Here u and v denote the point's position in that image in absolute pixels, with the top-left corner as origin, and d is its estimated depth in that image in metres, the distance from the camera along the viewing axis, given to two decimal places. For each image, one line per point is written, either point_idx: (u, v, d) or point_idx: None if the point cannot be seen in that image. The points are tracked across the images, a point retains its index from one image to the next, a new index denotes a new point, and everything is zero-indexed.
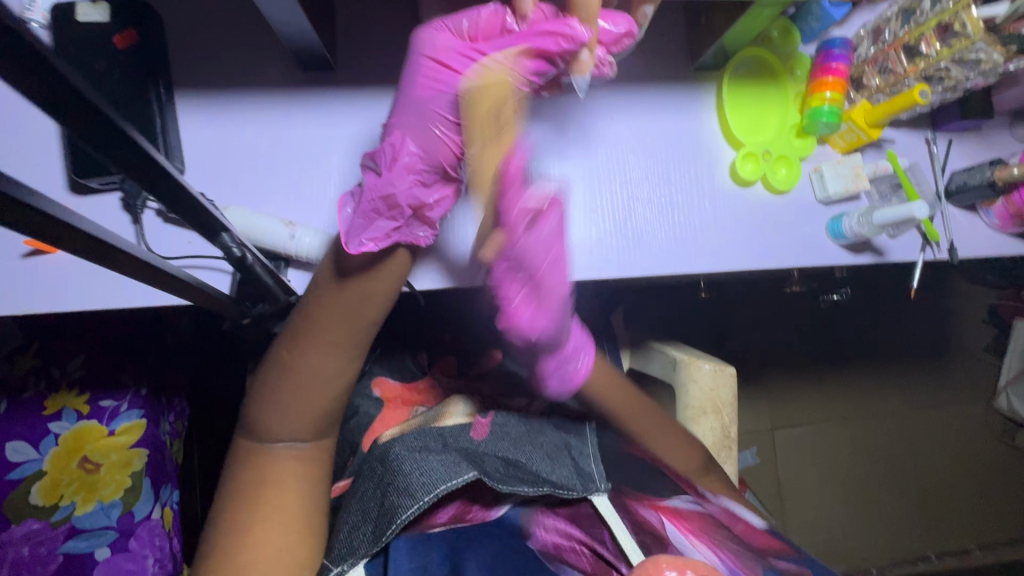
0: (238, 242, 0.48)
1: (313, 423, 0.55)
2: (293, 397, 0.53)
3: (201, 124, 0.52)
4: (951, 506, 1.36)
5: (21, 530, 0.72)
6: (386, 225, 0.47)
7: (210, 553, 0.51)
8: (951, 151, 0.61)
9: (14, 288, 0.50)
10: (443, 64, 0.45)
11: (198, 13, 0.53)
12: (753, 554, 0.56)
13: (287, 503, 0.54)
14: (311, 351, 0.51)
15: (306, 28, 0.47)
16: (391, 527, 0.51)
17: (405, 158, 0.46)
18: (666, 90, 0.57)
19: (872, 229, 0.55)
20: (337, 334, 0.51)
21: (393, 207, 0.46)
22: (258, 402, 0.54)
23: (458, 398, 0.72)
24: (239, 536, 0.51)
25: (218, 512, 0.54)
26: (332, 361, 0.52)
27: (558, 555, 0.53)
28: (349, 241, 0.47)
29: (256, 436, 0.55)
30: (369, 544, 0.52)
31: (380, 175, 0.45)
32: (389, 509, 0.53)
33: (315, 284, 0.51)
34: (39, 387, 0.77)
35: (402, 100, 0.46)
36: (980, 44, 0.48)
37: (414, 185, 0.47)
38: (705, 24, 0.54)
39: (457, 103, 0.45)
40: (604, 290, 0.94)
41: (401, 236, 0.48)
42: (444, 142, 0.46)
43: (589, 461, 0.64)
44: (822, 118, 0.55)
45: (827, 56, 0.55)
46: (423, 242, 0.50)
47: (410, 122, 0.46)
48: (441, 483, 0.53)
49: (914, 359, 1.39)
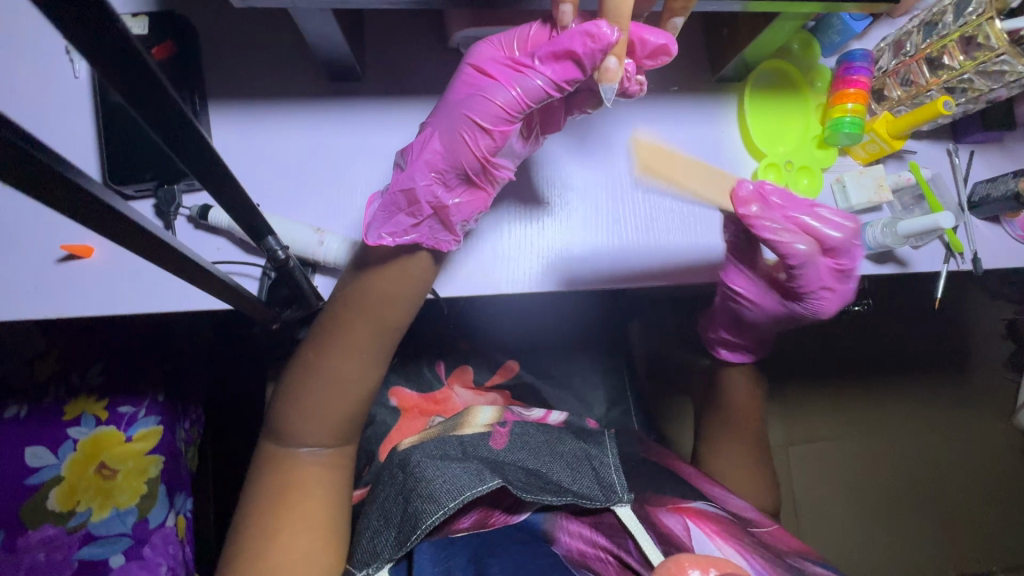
0: (282, 246, 0.47)
1: (338, 429, 0.56)
2: (315, 402, 0.54)
3: (232, 132, 0.53)
4: (973, 525, 1.33)
5: (38, 535, 0.73)
6: (405, 221, 0.49)
7: (236, 555, 0.52)
8: (973, 162, 0.61)
9: (45, 291, 0.50)
10: (480, 70, 0.46)
11: (231, 27, 0.54)
12: (776, 552, 0.58)
13: (310, 510, 0.55)
14: (333, 357, 0.52)
15: (337, 40, 0.48)
16: (415, 533, 0.53)
17: (428, 154, 0.47)
18: (687, 101, 0.58)
19: (896, 239, 0.55)
20: (358, 340, 0.52)
21: (411, 203, 0.48)
22: (284, 406, 0.55)
23: (479, 407, 0.73)
24: (265, 542, 0.52)
25: (246, 517, 0.55)
26: (355, 367, 0.53)
27: (584, 561, 0.55)
28: (368, 234, 0.49)
29: (283, 442, 0.56)
30: (394, 549, 0.53)
31: (402, 171, 0.47)
32: (412, 514, 0.55)
33: (340, 291, 0.52)
34: (58, 393, 0.78)
35: (440, 104, 0.48)
36: (1005, 56, 0.48)
37: (435, 183, 0.48)
38: (726, 36, 0.55)
39: (485, 104, 0.45)
40: (618, 303, 0.94)
41: (421, 235, 0.49)
42: (467, 145, 0.46)
43: (611, 471, 0.64)
44: (845, 129, 0.55)
45: (848, 68, 0.56)
46: (446, 247, 0.50)
47: (440, 122, 0.47)
48: (467, 488, 0.55)
49: (933, 374, 1.37)
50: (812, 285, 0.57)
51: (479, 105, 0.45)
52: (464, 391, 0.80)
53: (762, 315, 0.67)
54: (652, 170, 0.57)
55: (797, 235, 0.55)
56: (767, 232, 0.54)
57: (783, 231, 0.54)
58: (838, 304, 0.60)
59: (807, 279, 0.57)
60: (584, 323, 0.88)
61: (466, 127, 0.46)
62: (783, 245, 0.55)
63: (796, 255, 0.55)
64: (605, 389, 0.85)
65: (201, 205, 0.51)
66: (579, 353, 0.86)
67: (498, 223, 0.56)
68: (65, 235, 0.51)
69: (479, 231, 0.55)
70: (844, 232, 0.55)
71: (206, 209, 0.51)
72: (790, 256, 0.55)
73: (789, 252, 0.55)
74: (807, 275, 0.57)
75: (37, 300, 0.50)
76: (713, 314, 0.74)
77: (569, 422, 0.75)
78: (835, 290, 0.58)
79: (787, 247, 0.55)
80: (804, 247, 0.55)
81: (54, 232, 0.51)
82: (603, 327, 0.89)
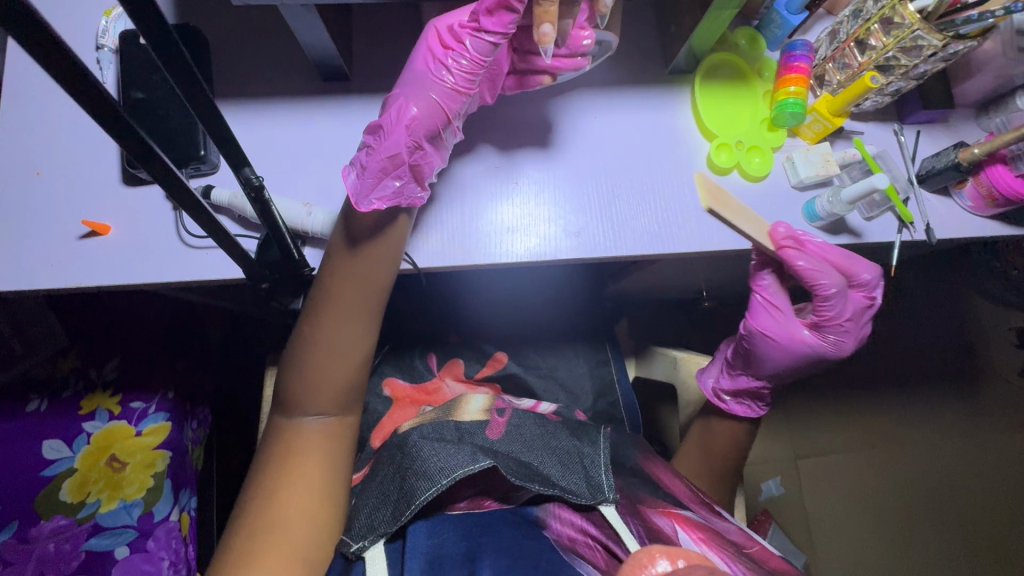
0: (257, 175, 0.51)
1: (339, 399, 0.59)
2: (317, 370, 0.57)
3: (236, 126, 0.60)
4: (996, 541, 1.29)
5: (49, 525, 0.77)
6: (392, 184, 0.52)
7: (239, 510, 0.56)
8: (920, 141, 0.65)
9: (65, 266, 0.56)
10: (442, 43, 0.53)
11: (238, 39, 0.62)
12: (762, 567, 0.61)
13: (310, 473, 0.58)
14: (330, 322, 0.56)
15: (325, 40, 0.55)
16: (409, 508, 0.58)
17: (406, 120, 0.52)
18: (645, 92, 0.64)
19: (842, 207, 0.59)
20: (351, 304, 0.56)
21: (393, 163, 0.52)
22: (286, 374, 0.59)
23: (471, 397, 0.78)
24: (267, 498, 0.55)
25: (250, 478, 0.58)
26: (352, 330, 0.57)
27: (573, 547, 0.60)
28: (360, 203, 0.51)
29: (288, 413, 0.59)
30: (389, 523, 0.59)
31: (383, 139, 0.52)
32: (409, 491, 0.60)
33: (329, 256, 0.56)
34: (77, 387, 0.83)
35: (408, 75, 0.54)
36: (919, 32, 0.52)
37: (415, 148, 0.53)
38: (675, 32, 0.61)
39: (448, 71, 0.53)
40: (604, 301, 0.97)
41: (403, 195, 0.53)
42: (439, 104, 0.53)
43: (600, 470, 0.67)
44: (788, 109, 0.59)
45: (789, 57, 0.61)
46: (420, 203, 0.55)
47: (409, 90, 0.53)
48: (459, 468, 0.60)
49: (940, 383, 1.36)
50: (840, 315, 0.65)
51: (444, 74, 0.53)
52: (456, 383, 0.83)
53: (790, 359, 0.69)
54: (716, 202, 0.59)
55: (834, 276, 0.62)
56: (810, 270, 0.60)
57: (824, 269, 0.61)
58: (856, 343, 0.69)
59: (837, 308, 0.65)
60: (570, 318, 0.91)
61: (437, 92, 0.53)
62: (822, 281, 0.62)
63: (831, 288, 0.62)
64: (591, 380, 0.88)
65: (205, 185, 0.57)
66: (567, 346, 0.89)
67: (462, 201, 0.60)
68: (88, 216, 0.57)
69: (450, 207, 0.60)
70: (872, 274, 0.65)
71: (209, 188, 0.57)
72: (824, 291, 0.63)
73: (822, 286, 0.62)
74: (840, 309, 0.65)
75: (59, 272, 0.56)
76: (732, 355, 0.75)
77: (561, 414, 0.80)
78: (856, 323, 0.67)
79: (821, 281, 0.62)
80: (839, 282, 0.62)
81: (76, 214, 0.57)
82: (591, 323, 0.92)
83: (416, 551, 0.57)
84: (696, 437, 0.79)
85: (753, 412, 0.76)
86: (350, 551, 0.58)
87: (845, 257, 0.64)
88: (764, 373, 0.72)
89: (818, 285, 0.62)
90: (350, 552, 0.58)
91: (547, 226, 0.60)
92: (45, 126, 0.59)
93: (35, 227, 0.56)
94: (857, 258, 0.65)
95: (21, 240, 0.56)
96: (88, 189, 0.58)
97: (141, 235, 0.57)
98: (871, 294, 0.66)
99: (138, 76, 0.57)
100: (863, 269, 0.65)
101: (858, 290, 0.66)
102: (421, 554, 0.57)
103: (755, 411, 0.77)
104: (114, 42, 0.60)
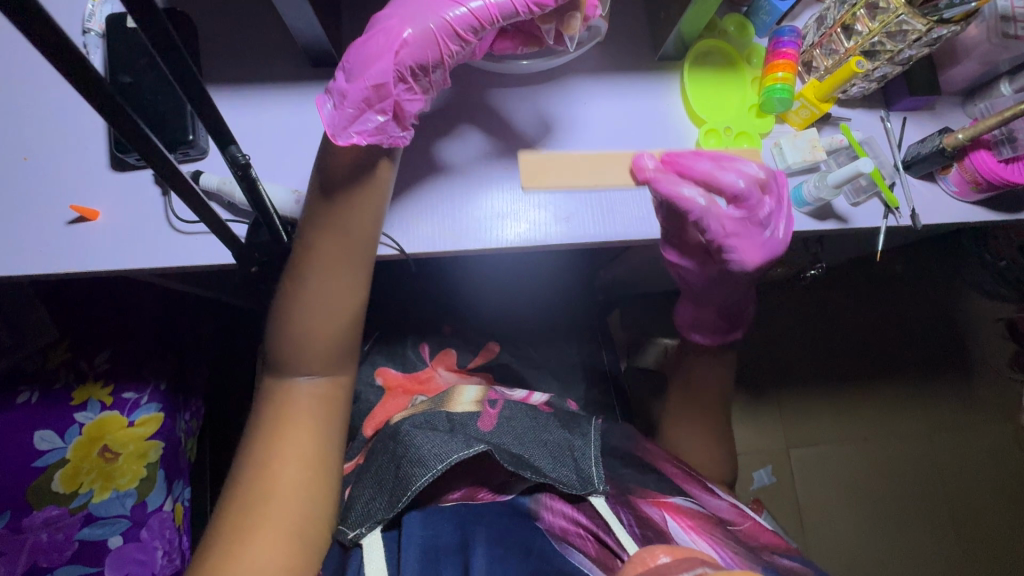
0: (244, 154, 0.52)
1: (329, 359, 0.58)
2: (302, 332, 0.56)
3: (225, 112, 0.60)
4: (983, 529, 1.31)
5: (41, 516, 0.77)
6: (373, 117, 0.50)
7: (234, 481, 0.57)
8: (906, 128, 0.65)
9: (50, 252, 0.55)
10: None
11: (228, 24, 0.62)
12: (750, 546, 0.63)
13: (302, 441, 0.58)
14: (316, 277, 0.54)
15: (314, 25, 0.55)
16: (406, 494, 0.59)
17: (398, 45, 0.50)
18: (636, 79, 0.64)
19: (829, 191, 0.59)
20: (330, 258, 0.54)
21: (380, 96, 0.50)
22: (275, 335, 0.58)
23: (464, 388, 0.78)
24: (260, 472, 0.56)
25: (244, 445, 0.59)
26: (337, 288, 0.55)
27: (565, 537, 0.61)
28: (337, 135, 0.50)
29: (281, 373, 0.59)
30: (385, 510, 0.60)
31: (373, 67, 0.50)
32: (403, 478, 0.61)
33: (309, 214, 0.54)
34: (67, 378, 0.83)
35: (413, 2, 0.52)
36: (904, 16, 0.53)
37: (399, 79, 0.51)
38: (664, 19, 0.61)
39: (458, 10, 0.51)
40: (596, 291, 0.98)
41: (381, 130, 0.51)
42: (438, 44, 0.51)
43: (591, 463, 0.68)
44: (777, 95, 0.60)
45: (777, 42, 0.61)
46: (400, 143, 0.52)
47: (410, 18, 0.50)
48: (454, 453, 0.61)
49: (928, 373, 1.37)
50: (718, 234, 0.61)
51: (454, 12, 0.51)
52: (447, 373, 0.83)
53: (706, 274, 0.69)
54: (546, 172, 0.61)
55: (698, 198, 0.58)
56: (671, 198, 0.58)
57: (687, 194, 0.58)
58: (760, 254, 0.62)
59: (718, 229, 0.61)
60: (562, 308, 0.92)
61: (439, 28, 0.51)
62: (684, 202, 0.58)
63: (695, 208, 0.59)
64: (583, 369, 0.88)
65: (193, 170, 0.57)
66: (559, 336, 0.90)
67: (454, 188, 0.60)
68: (76, 202, 0.57)
69: (444, 194, 0.60)
70: (748, 182, 0.58)
71: (198, 174, 0.57)
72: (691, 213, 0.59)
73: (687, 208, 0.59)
74: (724, 225, 0.61)
75: (48, 258, 0.55)
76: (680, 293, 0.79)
77: (553, 405, 0.79)
78: (748, 236, 0.61)
79: (684, 203, 0.58)
80: (703, 202, 0.58)
81: (65, 200, 0.57)
82: (583, 312, 0.93)
83: (412, 542, 0.58)
84: (686, 426, 0.80)
85: (713, 339, 0.80)
86: (346, 538, 0.60)
87: (708, 173, 0.59)
88: (711, 301, 0.76)
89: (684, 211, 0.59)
90: (347, 538, 0.60)
91: (541, 210, 0.60)
92: (31, 111, 0.58)
93: (22, 213, 0.56)
94: (728, 166, 0.59)
95: (8, 226, 0.56)
96: (75, 175, 0.57)
97: (129, 221, 0.57)
98: (755, 204, 0.59)
99: (125, 60, 0.57)
100: (733, 182, 0.58)
101: (740, 202, 0.59)
102: (416, 544, 0.58)
103: (712, 340, 0.80)
104: (101, 27, 0.59)
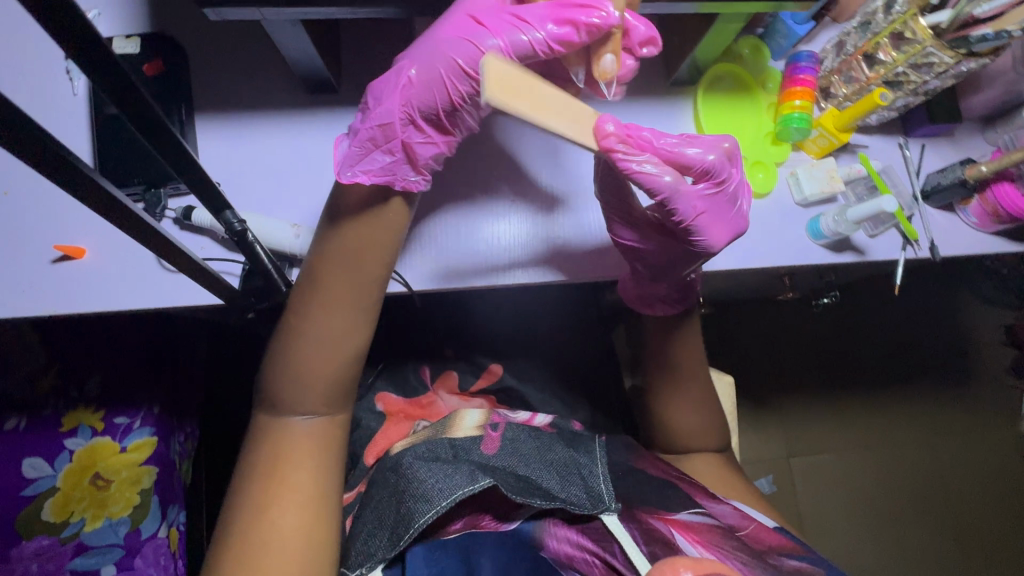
0: (240, 219, 0.50)
1: (331, 396, 0.56)
2: (303, 370, 0.53)
3: (218, 141, 0.57)
4: (984, 536, 1.30)
5: (32, 546, 0.75)
6: (382, 158, 0.49)
7: (228, 529, 0.53)
8: (925, 155, 0.63)
9: (34, 291, 0.53)
10: (475, 19, 0.48)
11: (219, 46, 0.59)
12: (759, 553, 0.60)
13: (302, 483, 0.54)
14: (319, 313, 0.51)
15: (311, 53, 0.52)
16: (408, 533, 0.57)
17: (405, 83, 0.48)
18: (647, 104, 0.62)
19: (848, 227, 0.57)
20: (336, 294, 0.51)
21: (389, 139, 0.49)
22: (273, 374, 0.55)
23: (465, 411, 0.74)
24: (257, 521, 0.52)
25: (237, 488, 0.55)
26: (339, 324, 0.52)
27: (571, 564, 0.59)
28: (343, 172, 0.49)
29: (277, 411, 0.56)
30: (387, 549, 0.58)
31: (380, 107, 0.48)
32: (406, 514, 0.59)
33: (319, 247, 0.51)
34: (57, 405, 0.80)
35: (424, 40, 0.49)
36: (931, 49, 0.51)
37: (407, 122, 0.49)
38: (678, 43, 0.59)
39: (470, 48, 0.47)
40: (600, 309, 0.96)
41: (392, 171, 0.49)
42: (445, 85, 0.48)
43: (600, 481, 0.66)
44: (793, 124, 0.58)
45: (793, 68, 0.59)
46: (414, 187, 0.50)
47: (418, 55, 0.48)
48: (458, 489, 0.59)
49: (931, 382, 1.37)
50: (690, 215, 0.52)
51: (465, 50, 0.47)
52: (450, 397, 0.80)
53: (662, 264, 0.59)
54: (509, 95, 0.41)
55: (666, 173, 0.50)
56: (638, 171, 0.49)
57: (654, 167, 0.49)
58: (729, 232, 0.54)
59: (685, 210, 0.52)
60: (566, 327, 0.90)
61: (449, 70, 0.47)
62: (651, 177, 0.49)
63: (663, 183, 0.50)
64: (587, 390, 0.87)
65: (184, 206, 0.54)
66: (563, 357, 0.88)
67: (461, 222, 0.59)
68: (60, 238, 0.54)
69: (453, 228, 0.59)
70: (716, 154, 0.51)
71: (189, 210, 0.54)
72: (658, 189, 0.50)
73: (653, 184, 0.50)
74: (692, 206, 0.52)
75: (32, 298, 0.53)
76: None
77: (557, 425, 0.77)
78: (717, 216, 0.53)
79: (651, 179, 0.49)
80: (670, 177, 0.50)
81: (49, 236, 0.54)
82: (587, 332, 0.91)
83: None
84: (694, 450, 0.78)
85: None
86: None
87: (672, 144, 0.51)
88: None
89: (651, 186, 0.50)
90: None
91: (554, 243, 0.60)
92: None
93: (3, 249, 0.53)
94: (692, 140, 0.52)
95: None
96: (59, 208, 0.54)
97: (117, 257, 0.54)
98: (725, 179, 0.52)
99: None
100: (702, 155, 0.51)
101: (708, 178, 0.52)
102: None
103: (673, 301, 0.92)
104: None
